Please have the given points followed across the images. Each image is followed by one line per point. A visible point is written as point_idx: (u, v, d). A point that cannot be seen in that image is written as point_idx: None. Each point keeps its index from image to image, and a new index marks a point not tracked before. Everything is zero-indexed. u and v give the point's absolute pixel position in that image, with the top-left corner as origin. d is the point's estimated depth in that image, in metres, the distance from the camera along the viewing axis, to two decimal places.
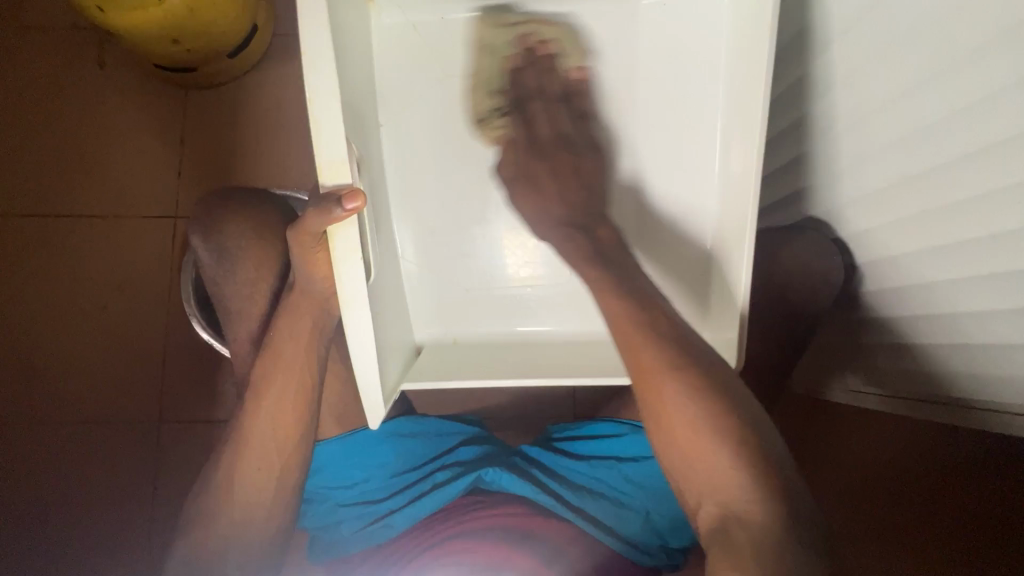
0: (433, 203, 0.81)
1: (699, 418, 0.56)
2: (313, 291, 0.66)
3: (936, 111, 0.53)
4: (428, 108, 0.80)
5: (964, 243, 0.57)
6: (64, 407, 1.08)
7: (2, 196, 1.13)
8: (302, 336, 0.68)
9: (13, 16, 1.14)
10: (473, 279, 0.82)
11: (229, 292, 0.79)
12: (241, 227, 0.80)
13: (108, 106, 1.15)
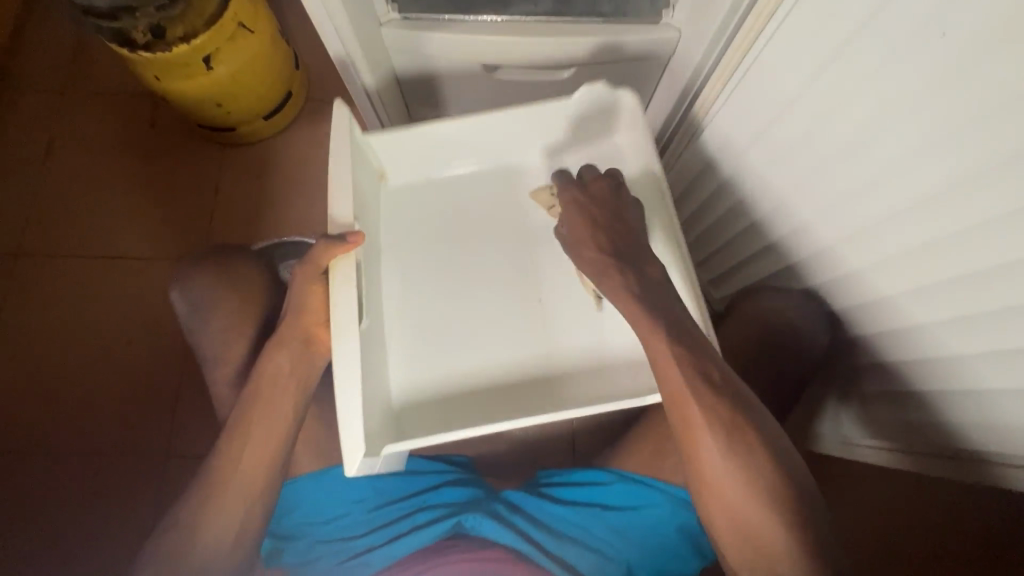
0: (428, 276, 0.80)
1: (734, 470, 0.56)
2: (298, 330, 0.70)
3: (906, 146, 0.49)
4: (429, 224, 0.83)
5: (965, 275, 0.52)
6: (87, 431, 1.15)
7: (54, 237, 1.24)
8: (284, 373, 0.69)
9: (79, 81, 1.30)
10: (463, 343, 0.77)
11: (205, 341, 0.79)
12: (214, 279, 0.81)
13: (155, 160, 1.28)
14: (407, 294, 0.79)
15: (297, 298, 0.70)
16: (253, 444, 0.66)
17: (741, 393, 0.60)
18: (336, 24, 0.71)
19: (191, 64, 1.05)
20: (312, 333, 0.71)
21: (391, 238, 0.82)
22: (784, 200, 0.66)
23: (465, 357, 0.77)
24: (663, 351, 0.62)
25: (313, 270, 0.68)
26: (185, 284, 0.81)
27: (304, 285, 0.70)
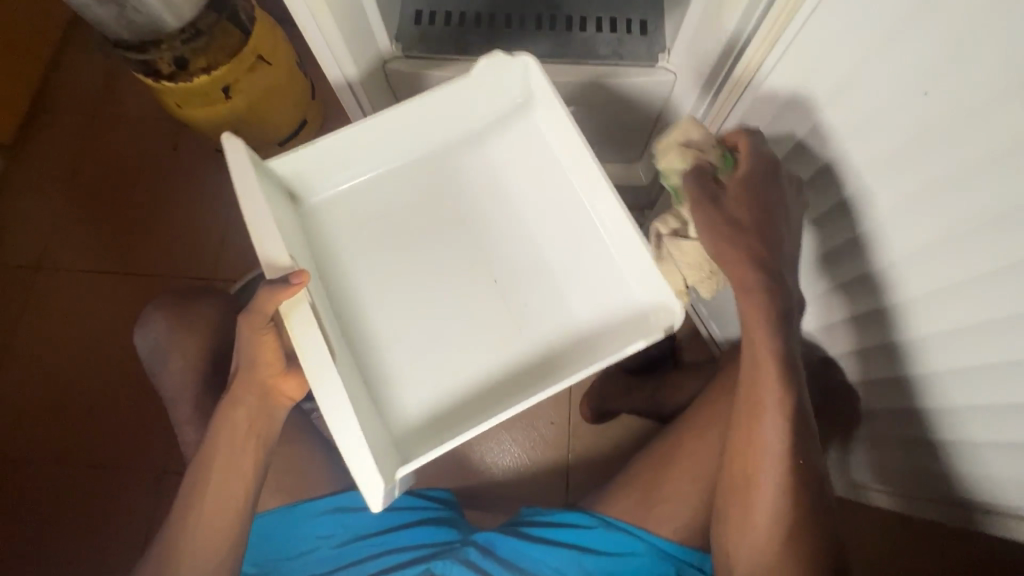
0: (403, 279, 0.79)
1: (792, 472, 0.60)
2: (255, 383, 0.69)
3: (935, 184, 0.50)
4: (371, 221, 0.81)
5: (990, 320, 0.52)
6: (88, 444, 1.17)
7: (72, 251, 1.29)
8: (241, 426, 0.70)
9: (107, 108, 1.37)
10: (457, 343, 0.77)
11: (164, 382, 0.81)
12: (170, 323, 0.83)
13: (173, 181, 1.33)
14: (381, 300, 0.78)
15: (246, 354, 0.68)
16: (215, 489, 0.69)
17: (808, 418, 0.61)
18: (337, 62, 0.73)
19: (212, 93, 1.10)
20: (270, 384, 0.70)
21: (341, 248, 0.80)
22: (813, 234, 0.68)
23: (462, 360, 0.77)
24: (762, 338, 0.61)
25: (260, 319, 0.66)
26: (146, 329, 0.84)
27: (248, 343, 0.67)
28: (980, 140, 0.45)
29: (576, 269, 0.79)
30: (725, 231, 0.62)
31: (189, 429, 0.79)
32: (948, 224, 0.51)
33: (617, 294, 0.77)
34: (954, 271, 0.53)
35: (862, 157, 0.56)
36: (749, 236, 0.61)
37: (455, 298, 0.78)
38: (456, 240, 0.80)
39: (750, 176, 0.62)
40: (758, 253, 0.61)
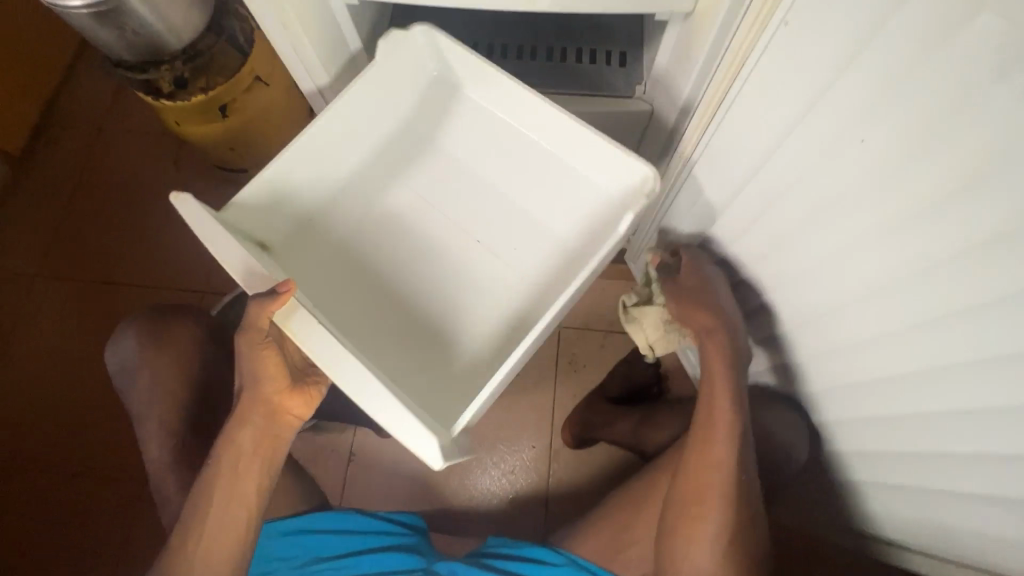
0: (417, 237, 0.74)
1: (732, 498, 0.60)
2: (261, 400, 0.68)
3: (892, 255, 0.43)
4: (356, 203, 0.76)
5: (965, 407, 0.45)
6: (66, 455, 1.16)
7: (70, 261, 1.31)
8: (247, 447, 0.69)
9: (115, 122, 1.39)
10: (493, 287, 0.72)
11: (133, 400, 0.82)
12: (141, 340, 0.84)
13: (173, 195, 1.35)
14: (398, 261, 0.73)
15: (250, 371, 0.67)
16: (220, 508, 0.68)
17: (749, 443, 0.63)
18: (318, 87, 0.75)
19: (208, 112, 1.12)
20: (277, 400, 0.69)
21: (331, 241, 0.74)
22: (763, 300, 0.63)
23: (502, 303, 0.72)
24: (722, 373, 0.63)
25: (257, 334, 0.63)
26: (117, 346, 0.85)
27: (246, 360, 0.66)
28: (823, 237, 0.48)
29: (551, 207, 0.74)
30: (687, 302, 0.64)
31: (155, 446, 0.79)
32: (814, 299, 0.54)
33: (586, 191, 0.74)
34: (825, 338, 0.56)
35: (739, 232, 0.59)
36: (707, 302, 0.63)
37: (436, 266, 0.73)
38: (421, 207, 0.75)
39: (696, 258, 0.65)
40: (722, 316, 0.63)
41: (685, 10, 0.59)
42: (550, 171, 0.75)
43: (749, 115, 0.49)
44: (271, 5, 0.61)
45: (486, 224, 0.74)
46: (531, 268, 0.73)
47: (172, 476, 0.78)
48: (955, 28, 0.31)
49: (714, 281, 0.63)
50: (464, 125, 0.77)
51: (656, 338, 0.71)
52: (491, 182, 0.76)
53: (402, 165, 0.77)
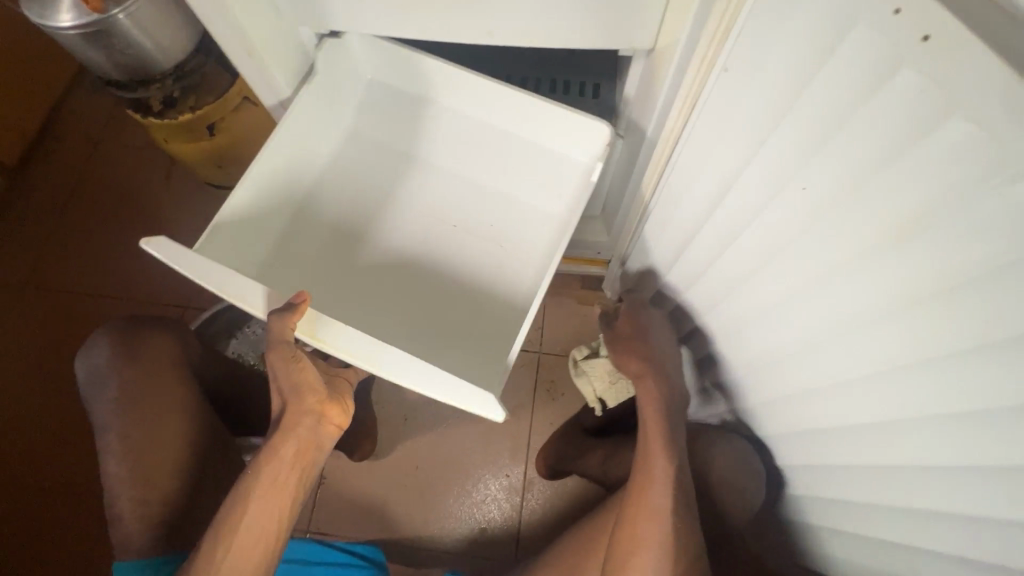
0: (419, 221, 0.75)
1: (672, 549, 0.57)
2: (307, 409, 0.63)
3: (840, 305, 0.41)
4: (343, 198, 0.75)
5: (929, 469, 0.42)
6: (29, 473, 1.12)
7: (48, 272, 1.28)
8: (288, 461, 0.62)
9: (113, 137, 1.40)
10: (503, 269, 0.73)
11: (98, 414, 0.70)
12: (115, 346, 0.72)
13: (160, 209, 1.34)
14: (403, 243, 0.74)
15: (296, 378, 0.62)
16: (249, 529, 0.59)
17: (687, 489, 0.61)
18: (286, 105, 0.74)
19: (195, 130, 1.12)
20: (324, 409, 0.64)
21: (326, 239, 0.73)
22: (717, 333, 0.61)
23: (508, 283, 0.72)
24: (655, 419, 0.63)
25: (284, 354, 0.59)
26: (90, 353, 0.73)
27: (292, 367, 0.61)
28: (770, 285, 0.47)
29: (534, 189, 0.75)
30: (625, 351, 0.67)
31: (113, 461, 0.68)
32: (767, 347, 0.53)
33: (563, 166, 0.75)
34: (778, 387, 0.54)
35: (696, 275, 0.59)
36: (642, 351, 0.66)
37: (430, 252, 0.73)
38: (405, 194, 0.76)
39: (633, 308, 0.70)
40: (653, 364, 0.65)
41: (646, 47, 0.60)
42: (524, 159, 0.76)
43: (700, 159, 0.48)
44: (236, 33, 0.61)
45: (477, 218, 0.75)
46: (529, 244, 0.73)
47: (127, 497, 0.67)
48: (880, 81, 0.31)
49: (649, 326, 0.68)
50: (428, 123, 0.77)
51: (602, 388, 0.91)
52: (465, 177, 0.76)
53: (378, 152, 0.78)
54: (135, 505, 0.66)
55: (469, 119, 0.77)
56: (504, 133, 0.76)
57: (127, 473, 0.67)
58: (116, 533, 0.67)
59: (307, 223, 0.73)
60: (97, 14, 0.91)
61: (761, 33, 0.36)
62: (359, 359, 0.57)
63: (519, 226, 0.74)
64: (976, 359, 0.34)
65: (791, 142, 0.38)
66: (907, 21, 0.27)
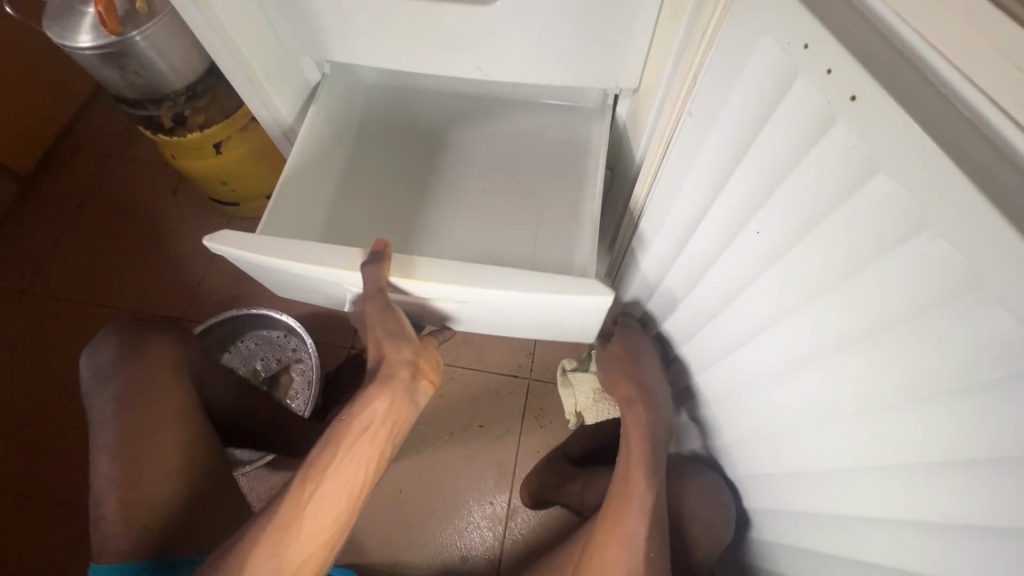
0: (466, 178, 0.76)
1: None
2: (404, 361, 0.58)
3: (799, 346, 0.41)
4: (384, 162, 0.77)
5: (881, 519, 0.42)
6: (14, 477, 1.12)
7: (53, 278, 1.31)
8: (379, 419, 0.55)
9: (126, 151, 1.45)
10: (551, 214, 0.73)
11: (95, 412, 0.67)
12: (120, 349, 0.69)
13: (166, 221, 1.37)
14: (451, 199, 0.75)
15: (393, 326, 0.57)
16: (325, 486, 0.52)
17: (660, 526, 0.59)
18: (283, 128, 0.77)
19: (203, 148, 1.16)
20: (419, 365, 0.59)
21: (373, 196, 0.75)
22: (692, 362, 0.62)
23: (555, 226, 0.72)
24: (639, 441, 0.63)
25: (379, 304, 0.56)
26: (97, 348, 0.70)
27: (387, 316, 0.57)
28: (737, 320, 0.47)
29: (564, 140, 0.77)
30: (617, 371, 0.68)
31: (105, 460, 0.64)
32: (739, 383, 0.53)
33: (580, 116, 0.78)
34: (751, 424, 0.54)
35: (674, 308, 0.59)
36: (633, 372, 0.67)
37: (461, 242, 0.72)
38: (433, 181, 0.76)
39: (624, 334, 0.70)
40: (643, 392, 0.66)
41: (631, 86, 0.62)
42: (542, 125, 0.78)
43: (668, 198, 0.49)
44: (236, 60, 0.64)
45: (516, 191, 0.75)
46: (572, 210, 0.72)
47: (114, 497, 0.62)
48: (819, 131, 0.31)
49: (641, 352, 0.68)
50: (443, 109, 0.80)
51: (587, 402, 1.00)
52: (492, 146, 0.78)
53: (400, 122, 0.80)
54: (123, 506, 0.62)
55: (492, 115, 0.80)
56: (518, 106, 0.80)
57: (116, 473, 0.63)
58: (95, 535, 0.62)
59: (340, 215, 0.73)
60: (115, 36, 0.95)
61: (717, 82, 0.37)
62: (466, 283, 0.55)
63: (559, 176, 0.75)
64: (923, 408, 0.34)
65: (748, 186, 0.39)
66: (837, 81, 0.28)
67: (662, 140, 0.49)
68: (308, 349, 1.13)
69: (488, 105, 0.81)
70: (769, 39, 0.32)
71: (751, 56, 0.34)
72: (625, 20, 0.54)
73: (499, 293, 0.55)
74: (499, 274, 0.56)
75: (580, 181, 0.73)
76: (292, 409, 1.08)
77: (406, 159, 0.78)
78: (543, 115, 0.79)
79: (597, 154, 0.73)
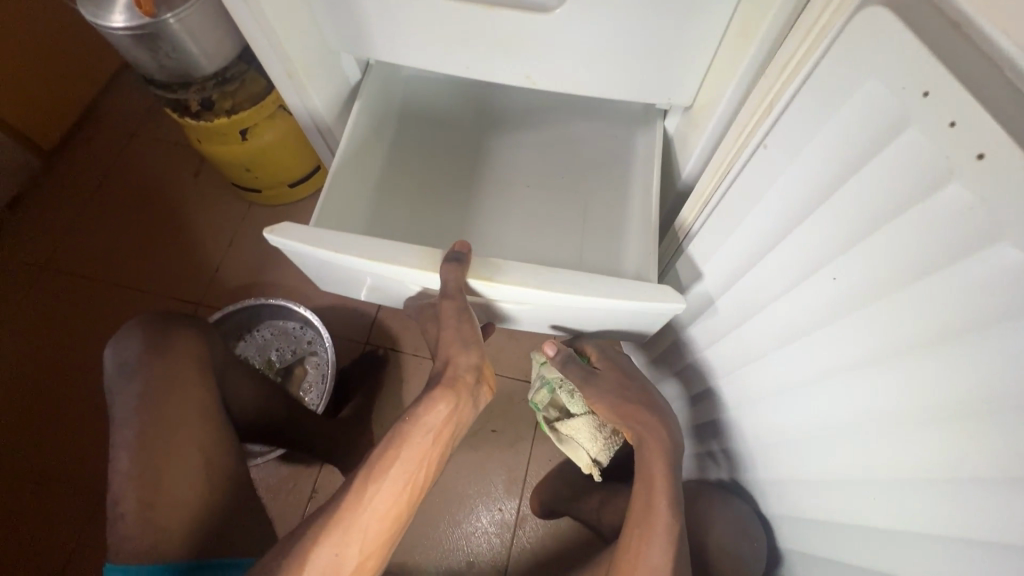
0: (513, 179, 0.75)
1: None
2: (471, 365, 0.58)
3: (873, 402, 0.40)
4: (427, 161, 0.76)
5: None
6: (30, 452, 1.12)
7: (73, 256, 1.30)
8: (445, 422, 0.54)
9: (150, 131, 1.43)
10: (597, 219, 0.71)
11: (118, 406, 0.66)
12: (146, 344, 0.68)
13: (187, 205, 1.36)
14: (497, 201, 0.74)
15: (465, 329, 0.57)
16: (391, 486, 0.50)
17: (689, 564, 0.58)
18: (316, 122, 0.75)
19: (229, 134, 1.14)
20: (484, 370, 0.59)
21: (415, 194, 0.74)
22: (729, 399, 0.60)
23: (600, 231, 0.70)
24: (663, 477, 0.60)
25: (456, 304, 0.56)
26: (124, 341, 0.69)
27: (462, 319, 0.56)
28: (796, 364, 0.46)
29: (609, 143, 0.75)
30: (621, 399, 0.64)
31: (124, 457, 0.63)
32: (787, 424, 0.51)
33: (625, 118, 0.76)
34: (793, 468, 0.53)
35: (717, 339, 0.57)
36: (638, 396, 0.65)
37: (504, 243, 0.71)
38: (472, 187, 0.75)
39: (609, 356, 0.68)
40: (650, 405, 0.64)
41: (684, 104, 0.60)
42: (585, 129, 0.77)
43: (726, 229, 0.48)
44: (278, 54, 0.62)
45: (561, 194, 0.74)
46: (620, 212, 0.70)
47: (134, 497, 0.61)
48: (932, 186, 0.29)
49: (628, 370, 0.67)
50: (484, 112, 0.79)
51: (598, 448, 0.77)
52: (536, 150, 0.77)
53: (441, 122, 0.78)
54: (141, 506, 0.61)
55: (538, 117, 0.79)
56: (558, 110, 0.79)
57: (138, 473, 0.62)
58: (111, 535, 0.61)
59: (383, 208, 0.72)
60: (148, 18, 0.93)
61: (804, 118, 0.36)
62: (534, 287, 0.53)
63: (606, 180, 0.73)
64: (1015, 490, 0.32)
65: (827, 232, 0.37)
66: (961, 136, 0.26)
67: (721, 166, 0.48)
68: (324, 343, 1.12)
69: (533, 107, 0.79)
70: (875, 82, 0.30)
71: (850, 97, 0.32)
72: (685, 36, 0.52)
73: (573, 299, 0.54)
74: (571, 279, 0.54)
75: (625, 185, 0.72)
76: (307, 404, 1.07)
77: (445, 162, 0.76)
78: (589, 117, 0.78)
79: (644, 158, 0.72)
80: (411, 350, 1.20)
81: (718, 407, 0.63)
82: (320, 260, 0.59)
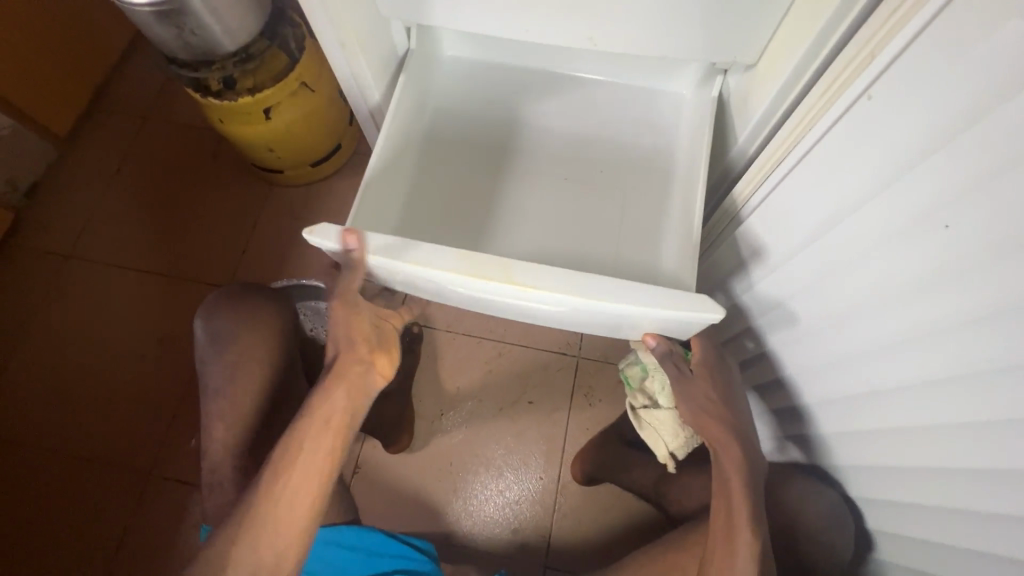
0: (556, 162, 0.75)
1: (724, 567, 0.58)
2: (358, 358, 0.63)
3: (978, 356, 0.41)
4: (466, 147, 0.76)
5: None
6: (78, 437, 1.14)
7: (98, 243, 1.30)
8: (336, 415, 0.62)
9: (161, 112, 1.41)
10: (635, 210, 0.71)
11: (211, 375, 0.68)
12: (230, 317, 0.70)
13: (207, 187, 1.35)
14: (541, 182, 0.74)
15: (353, 329, 0.63)
16: (289, 488, 0.59)
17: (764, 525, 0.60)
18: (359, 94, 0.74)
19: (252, 112, 1.11)
20: (376, 359, 0.64)
21: (455, 186, 0.74)
22: (798, 365, 0.62)
23: (637, 223, 0.71)
24: (732, 469, 0.60)
25: (347, 306, 0.61)
26: (211, 312, 0.70)
27: (353, 320, 0.62)
28: (886, 320, 0.48)
29: (650, 125, 0.75)
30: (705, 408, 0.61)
31: (220, 428, 0.67)
32: (867, 379, 0.53)
33: (666, 102, 0.76)
34: (872, 422, 0.55)
35: (790, 301, 0.58)
36: (724, 411, 0.62)
37: (539, 236, 0.71)
38: (513, 170, 0.74)
39: (709, 364, 0.63)
40: (728, 408, 0.62)
41: (748, 63, 0.59)
42: (626, 110, 0.76)
43: (814, 177, 0.49)
44: (330, 24, 0.61)
45: (597, 180, 0.73)
46: (660, 204, 0.71)
47: (231, 466, 0.66)
48: None
49: (723, 384, 0.63)
50: (526, 82, 0.78)
51: (677, 444, 0.78)
52: (575, 129, 0.76)
53: (485, 98, 0.78)
54: (239, 472, 0.67)
55: (573, 96, 0.77)
56: (598, 85, 0.78)
57: (237, 445, 0.67)
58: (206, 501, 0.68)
59: (417, 204, 0.72)
60: None
61: (922, 61, 0.37)
62: (569, 294, 0.54)
63: (645, 168, 0.73)
64: None
65: (941, 178, 0.38)
66: None
67: (804, 120, 0.49)
68: None
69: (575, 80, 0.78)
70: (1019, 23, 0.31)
71: (988, 36, 0.33)
72: None
73: (601, 304, 0.54)
74: (607, 286, 0.55)
75: (666, 175, 0.72)
76: None
77: (494, 134, 0.76)
78: (632, 96, 0.77)
79: (692, 138, 0.72)
80: (444, 326, 1.21)
81: (780, 364, 0.66)
82: (373, 269, 0.60)
